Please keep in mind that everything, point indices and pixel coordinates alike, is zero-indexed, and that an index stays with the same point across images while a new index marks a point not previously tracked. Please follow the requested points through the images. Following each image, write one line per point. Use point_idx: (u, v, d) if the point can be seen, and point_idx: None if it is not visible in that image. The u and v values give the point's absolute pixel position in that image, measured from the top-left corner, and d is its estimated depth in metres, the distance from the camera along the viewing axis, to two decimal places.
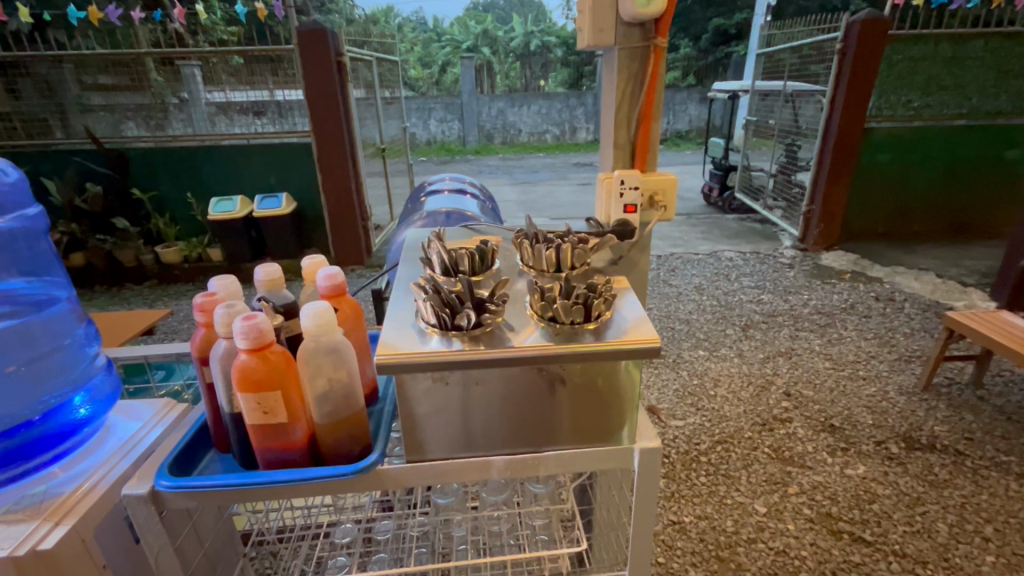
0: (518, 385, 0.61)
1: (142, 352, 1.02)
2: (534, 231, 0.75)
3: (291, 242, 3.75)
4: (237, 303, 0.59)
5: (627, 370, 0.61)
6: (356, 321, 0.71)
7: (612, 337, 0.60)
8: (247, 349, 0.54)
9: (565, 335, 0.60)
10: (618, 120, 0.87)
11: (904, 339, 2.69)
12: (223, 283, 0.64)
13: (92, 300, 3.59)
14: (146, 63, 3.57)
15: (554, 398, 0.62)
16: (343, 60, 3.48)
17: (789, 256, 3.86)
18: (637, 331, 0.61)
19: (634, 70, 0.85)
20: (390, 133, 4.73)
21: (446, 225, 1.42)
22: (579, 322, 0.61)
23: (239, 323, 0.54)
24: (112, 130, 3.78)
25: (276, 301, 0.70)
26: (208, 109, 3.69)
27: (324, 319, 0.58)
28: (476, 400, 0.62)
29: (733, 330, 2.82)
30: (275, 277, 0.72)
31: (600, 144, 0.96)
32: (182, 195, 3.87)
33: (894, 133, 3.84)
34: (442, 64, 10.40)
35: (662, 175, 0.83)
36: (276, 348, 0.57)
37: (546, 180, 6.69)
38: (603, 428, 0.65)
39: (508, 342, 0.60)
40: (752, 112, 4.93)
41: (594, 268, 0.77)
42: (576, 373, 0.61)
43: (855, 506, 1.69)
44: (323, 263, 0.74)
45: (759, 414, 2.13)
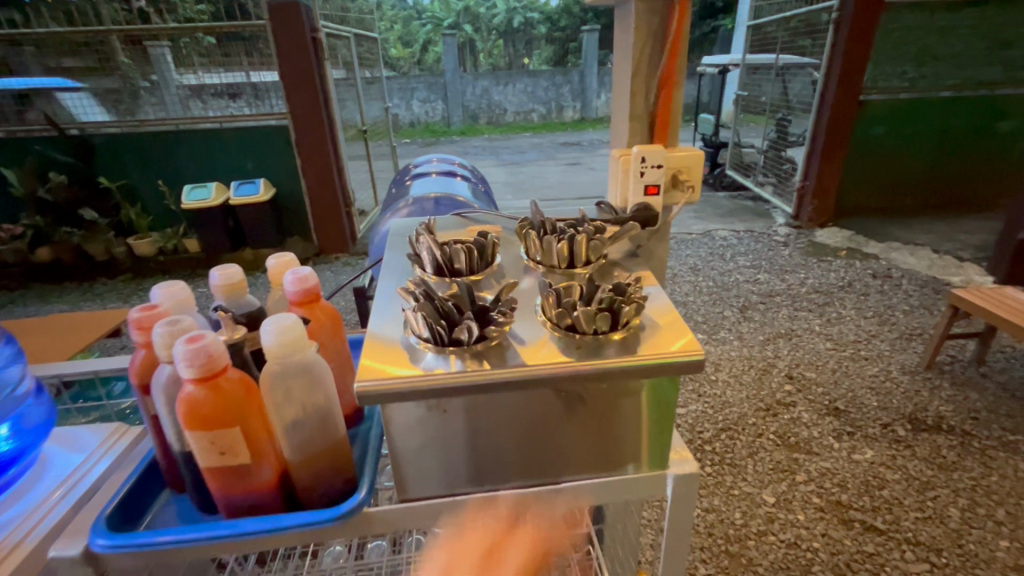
0: (529, 409, 0.52)
1: (97, 365, 0.92)
2: (540, 220, 0.65)
3: (270, 230, 3.58)
4: (181, 317, 0.48)
5: (657, 390, 0.52)
6: (333, 331, 0.60)
7: (643, 349, 0.50)
8: (193, 378, 0.44)
9: (584, 349, 0.51)
10: (636, 84, 0.76)
11: (904, 317, 2.65)
12: (168, 292, 0.54)
13: (62, 296, 3.40)
14: (112, 44, 3.40)
15: (569, 421, 0.53)
16: (318, 36, 3.27)
17: (783, 234, 3.79)
18: (672, 343, 0.51)
19: (654, 28, 0.74)
20: (372, 114, 4.54)
21: (436, 213, 1.31)
22: (602, 331, 0.51)
23: (181, 346, 0.43)
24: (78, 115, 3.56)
25: (237, 311, 0.60)
26: (181, 92, 3.51)
27: (293, 335, 0.48)
28: (477, 433, 0.52)
29: (731, 312, 2.75)
30: (236, 279, 0.61)
31: (612, 112, 0.85)
32: (153, 184, 3.67)
33: (889, 105, 3.76)
34: (424, 42, 10.10)
35: (690, 150, 0.71)
36: (231, 372, 0.47)
37: (533, 160, 6.53)
38: (627, 450, 0.55)
39: (514, 359, 0.50)
40: (742, 87, 4.83)
41: (612, 262, 0.66)
42: (601, 394, 0.52)
43: (864, 493, 1.64)
44: (290, 262, 0.63)
45: (762, 399, 2.07)
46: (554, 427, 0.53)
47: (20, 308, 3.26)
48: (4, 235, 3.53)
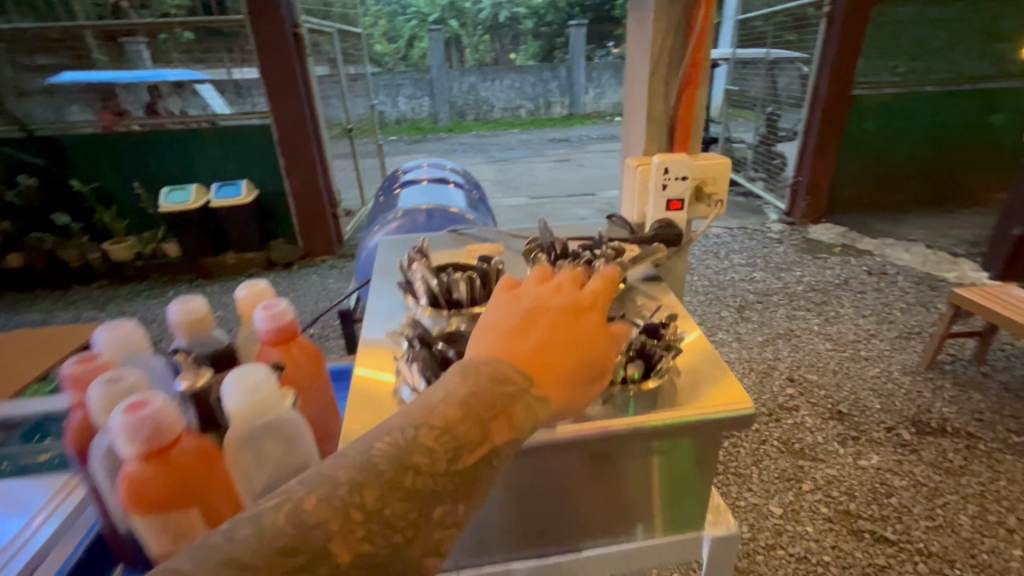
0: (582, 485, 0.57)
1: (41, 406, 0.89)
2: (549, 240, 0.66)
3: (253, 233, 3.46)
4: (125, 375, 0.52)
5: (693, 446, 0.56)
6: (309, 366, 0.65)
7: (682, 400, 0.55)
8: (138, 454, 0.46)
9: (620, 407, 0.55)
10: (654, 86, 0.78)
11: (902, 315, 2.62)
12: (120, 337, 0.63)
13: (33, 305, 3.24)
14: (87, 41, 3.34)
15: (596, 483, 0.57)
16: (300, 31, 3.14)
17: (777, 230, 3.75)
18: (707, 398, 0.55)
19: (674, 45, 0.76)
20: (357, 112, 4.42)
21: (428, 227, 1.23)
22: (636, 381, 0.56)
23: (115, 421, 0.45)
24: (55, 115, 3.45)
25: (199, 345, 0.66)
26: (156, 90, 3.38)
27: (245, 394, 0.51)
28: (498, 350, 0.47)
29: (728, 313, 2.70)
30: (198, 317, 0.66)
31: (628, 116, 0.87)
32: (129, 186, 3.52)
33: (881, 100, 3.74)
34: (409, 38, 9.91)
35: (709, 159, 0.75)
36: (185, 441, 0.49)
37: (522, 157, 6.43)
38: (639, 516, 0.61)
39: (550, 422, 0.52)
40: (731, 82, 4.78)
41: (634, 283, 0.69)
42: (650, 472, 0.57)
43: (873, 501, 1.60)
44: (256, 298, 0.69)
45: (764, 404, 2.02)
46: (565, 376, 0.47)
47: None
48: None
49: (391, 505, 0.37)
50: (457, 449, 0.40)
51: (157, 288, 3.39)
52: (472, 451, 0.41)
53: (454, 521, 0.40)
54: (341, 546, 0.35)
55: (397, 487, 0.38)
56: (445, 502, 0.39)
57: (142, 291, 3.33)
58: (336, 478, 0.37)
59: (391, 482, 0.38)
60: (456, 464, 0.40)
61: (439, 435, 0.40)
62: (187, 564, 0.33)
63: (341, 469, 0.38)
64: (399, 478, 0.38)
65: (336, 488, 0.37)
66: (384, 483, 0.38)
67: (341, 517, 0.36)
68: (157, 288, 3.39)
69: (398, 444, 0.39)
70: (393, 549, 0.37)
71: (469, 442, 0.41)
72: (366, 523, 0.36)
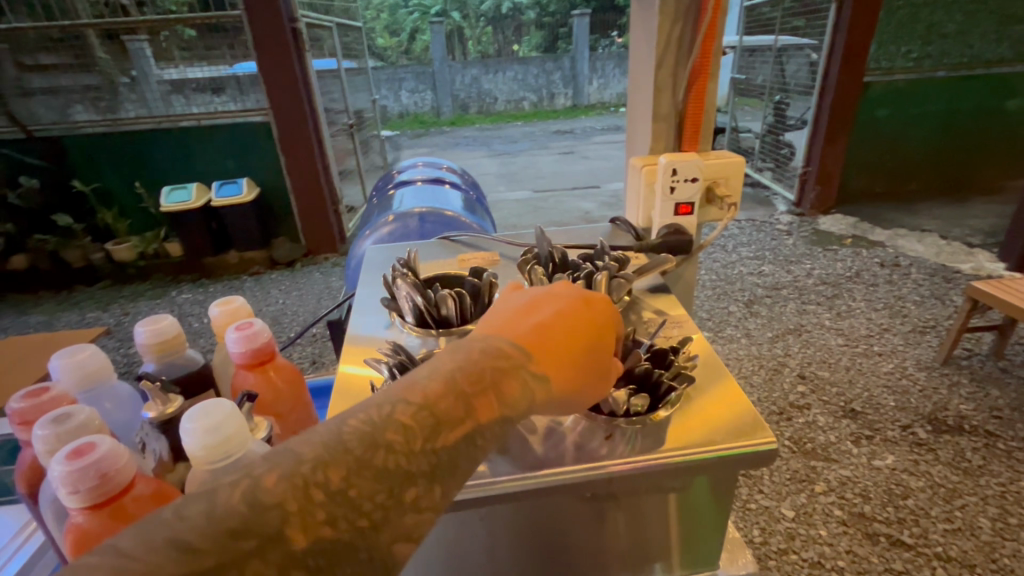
0: (580, 519, 0.53)
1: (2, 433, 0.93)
2: (548, 252, 0.65)
3: (255, 232, 3.43)
4: (75, 414, 0.51)
5: (708, 483, 0.52)
6: (281, 385, 0.67)
7: (694, 436, 0.50)
8: (85, 505, 0.43)
9: (625, 442, 0.50)
10: (661, 80, 0.74)
11: (916, 308, 2.55)
12: (81, 364, 0.64)
13: (37, 307, 3.24)
14: (89, 39, 3.15)
15: (603, 522, 0.54)
16: (298, 26, 3.07)
17: (786, 222, 3.67)
18: (725, 432, 0.50)
19: (683, 31, 0.71)
20: (358, 106, 4.36)
21: (421, 233, 1.20)
22: (642, 414, 0.51)
23: (56, 471, 0.42)
24: (60, 114, 3.35)
25: (168, 369, 0.69)
26: (161, 87, 3.30)
27: (204, 432, 0.47)
28: (494, 331, 0.46)
29: (736, 308, 2.64)
30: (165, 341, 0.70)
31: (632, 116, 0.84)
32: (130, 186, 3.49)
33: (893, 86, 3.64)
34: (411, 30, 9.80)
35: (722, 158, 0.74)
36: (139, 486, 0.46)
37: (526, 150, 6.36)
38: (654, 555, 0.57)
39: (549, 461, 0.49)
40: (738, 70, 4.67)
41: (641, 292, 0.69)
42: (653, 505, 0.53)
43: (888, 504, 1.55)
44: (227, 319, 0.71)
45: (775, 402, 1.97)
46: (563, 364, 0.45)
47: None
48: None
49: (359, 482, 0.32)
50: (441, 420, 0.37)
51: (160, 288, 3.38)
52: (454, 428, 0.37)
53: (427, 509, 0.34)
54: (296, 529, 0.30)
55: (365, 465, 0.33)
56: (419, 485, 0.34)
57: (144, 291, 3.32)
58: (299, 454, 0.33)
59: (359, 461, 0.33)
60: (433, 442, 0.36)
61: (418, 412, 0.37)
62: (125, 540, 0.27)
63: (309, 446, 0.33)
64: (369, 456, 0.33)
65: (297, 465, 0.32)
66: (352, 461, 0.33)
67: (298, 495, 0.31)
68: (160, 288, 3.38)
69: (373, 420, 0.35)
70: (356, 534, 0.31)
71: (452, 419, 0.37)
72: (323, 505, 0.31)
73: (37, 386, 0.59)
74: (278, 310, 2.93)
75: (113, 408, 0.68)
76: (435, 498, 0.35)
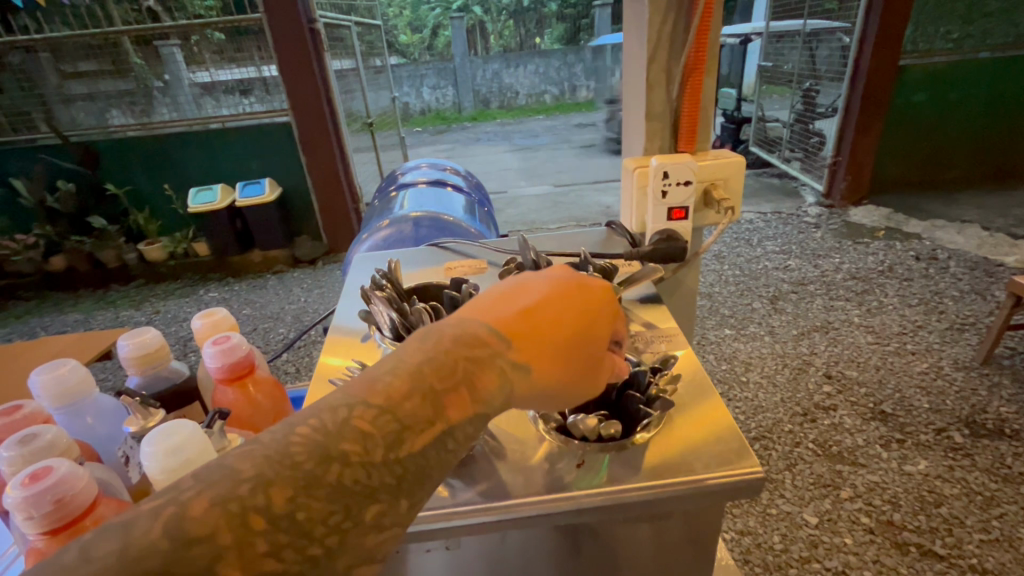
0: (554, 551, 0.51)
1: None
2: (533, 261, 0.66)
3: (278, 231, 3.49)
4: (41, 434, 0.54)
5: (688, 513, 0.50)
6: (257, 397, 0.69)
7: (679, 466, 0.48)
8: (42, 532, 0.44)
9: (597, 469, 0.48)
10: (654, 75, 0.73)
11: (954, 304, 2.42)
12: (61, 377, 0.67)
13: (75, 306, 3.37)
14: (124, 44, 3.27)
15: (585, 554, 0.51)
16: (316, 26, 3.09)
17: (814, 214, 3.53)
18: (705, 459, 0.48)
19: (679, 25, 0.70)
20: (378, 104, 4.39)
21: (417, 237, 1.19)
22: (618, 438, 0.49)
23: (12, 497, 0.43)
24: (96, 119, 3.46)
25: (149, 383, 0.73)
26: (193, 91, 3.38)
27: (162, 453, 0.48)
28: (469, 315, 0.43)
29: (760, 304, 2.55)
30: (145, 354, 0.72)
31: (628, 114, 0.82)
32: (160, 188, 3.60)
33: (931, 69, 3.47)
34: (433, 26, 9.78)
35: (721, 160, 0.75)
36: (101, 507, 0.47)
37: (546, 144, 6.30)
38: None
39: (515, 489, 0.47)
40: (764, 57, 4.50)
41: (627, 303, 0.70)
42: (633, 536, 0.51)
43: (920, 511, 1.48)
44: (208, 332, 0.75)
45: (799, 403, 1.89)
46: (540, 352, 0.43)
47: (34, 319, 3.24)
48: (18, 245, 3.52)
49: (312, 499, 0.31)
50: (406, 424, 0.35)
51: (188, 287, 3.47)
52: (422, 432, 0.36)
53: (393, 523, 0.34)
54: (233, 564, 0.28)
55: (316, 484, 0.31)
56: (381, 501, 0.33)
57: (174, 290, 3.42)
58: (238, 474, 0.31)
59: (309, 480, 0.31)
60: (397, 451, 0.34)
61: (379, 416, 0.35)
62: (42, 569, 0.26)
63: (249, 462, 0.31)
64: (320, 473, 0.32)
65: (235, 485, 0.30)
66: (301, 480, 0.31)
67: (233, 522, 0.29)
68: (188, 287, 3.47)
69: (327, 429, 0.33)
70: (307, 563, 0.30)
71: (417, 423, 0.36)
72: (266, 533, 0.30)
73: (10, 404, 0.64)
74: (300, 308, 2.98)
75: (94, 422, 0.69)
76: (401, 515, 0.33)
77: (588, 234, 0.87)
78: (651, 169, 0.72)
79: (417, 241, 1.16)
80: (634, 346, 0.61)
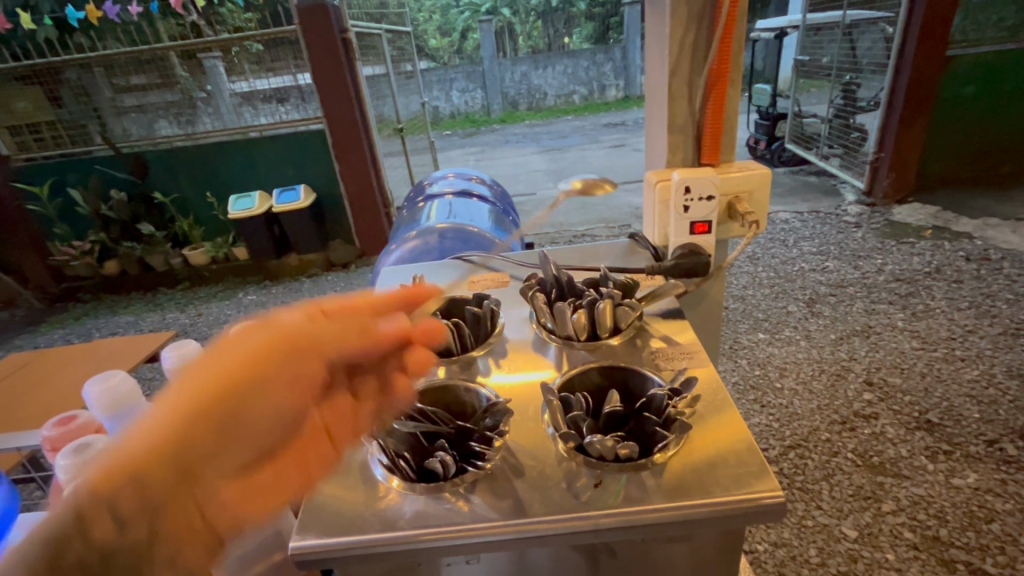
0: (572, 568, 0.51)
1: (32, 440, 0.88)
2: (554, 276, 0.69)
3: (312, 236, 3.58)
4: (92, 444, 0.58)
5: (708, 536, 0.49)
6: None
7: (696, 487, 0.47)
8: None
9: (613, 489, 0.48)
10: (676, 88, 0.72)
11: (1008, 307, 2.29)
12: (113, 387, 0.71)
13: (127, 308, 3.56)
14: (171, 59, 3.42)
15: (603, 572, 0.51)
16: (348, 36, 3.16)
17: (855, 212, 3.39)
18: (724, 482, 0.47)
19: (704, 35, 0.69)
20: (409, 110, 4.46)
21: (442, 249, 1.21)
22: (633, 459, 0.49)
23: None
24: (146, 130, 3.65)
25: None
26: (233, 100, 3.51)
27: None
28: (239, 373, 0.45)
29: (797, 307, 2.47)
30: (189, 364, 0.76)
31: (651, 125, 0.82)
32: (203, 196, 3.76)
33: (983, 59, 3.30)
34: (463, 30, 9.85)
35: (746, 172, 0.74)
36: None
37: (575, 145, 6.27)
38: None
39: (532, 509, 0.47)
40: (801, 51, 4.34)
41: (646, 319, 0.69)
42: (649, 555, 0.50)
43: (969, 528, 1.41)
44: None
45: (837, 411, 1.83)
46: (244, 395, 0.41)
47: (90, 321, 3.43)
48: (76, 251, 3.73)
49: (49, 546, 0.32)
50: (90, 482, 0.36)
51: (229, 291, 3.61)
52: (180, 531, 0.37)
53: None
54: None
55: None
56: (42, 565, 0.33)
57: (217, 294, 3.57)
58: None
59: None
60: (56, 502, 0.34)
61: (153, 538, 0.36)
62: None
63: None
64: None
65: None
66: None
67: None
68: (229, 290, 3.61)
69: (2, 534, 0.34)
70: None
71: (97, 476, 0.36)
72: None
73: (66, 415, 0.71)
74: None
75: None
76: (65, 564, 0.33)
77: (607, 246, 0.85)
78: (673, 184, 0.72)
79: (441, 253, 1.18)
80: (655, 362, 0.61)
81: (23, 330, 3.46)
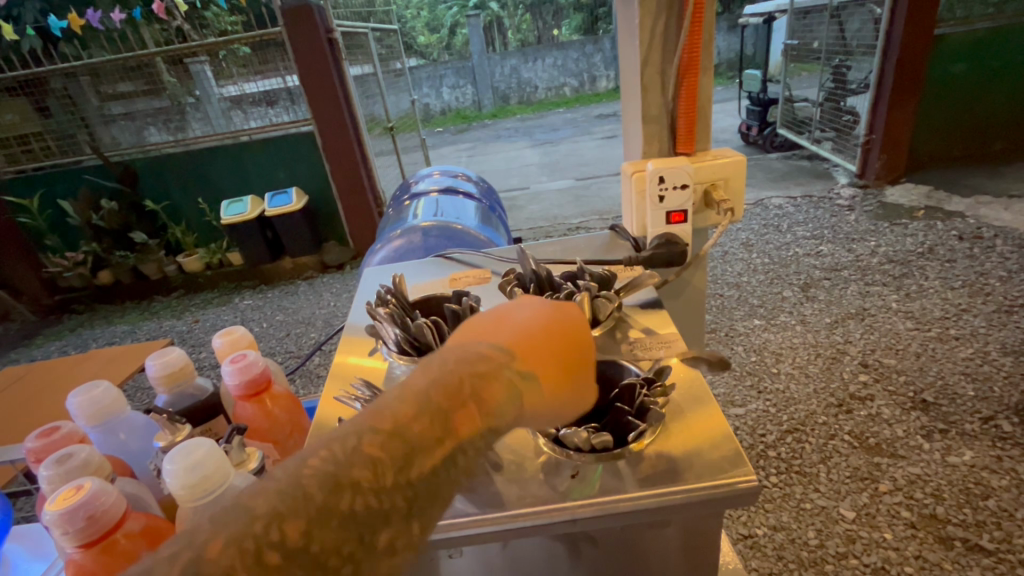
0: (547, 556, 0.51)
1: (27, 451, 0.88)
2: (533, 271, 0.68)
3: (305, 238, 3.57)
4: (75, 453, 0.58)
5: (684, 521, 0.49)
6: (283, 411, 0.74)
7: (674, 478, 0.47)
8: (78, 545, 0.48)
9: (590, 479, 0.49)
10: (649, 78, 0.72)
11: (1001, 285, 2.29)
12: (94, 398, 0.71)
13: (123, 317, 3.56)
14: (158, 65, 3.38)
15: (581, 560, 0.51)
16: (334, 36, 3.15)
17: (847, 195, 3.39)
18: (699, 469, 0.48)
19: (674, 24, 0.69)
20: (399, 108, 4.43)
21: (427, 248, 1.21)
22: (612, 448, 0.49)
23: (47, 517, 0.46)
24: (136, 138, 3.63)
25: (176, 398, 0.77)
26: (222, 105, 3.48)
27: (182, 471, 0.51)
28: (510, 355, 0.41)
29: (791, 292, 2.47)
30: (172, 371, 0.77)
31: (627, 117, 0.82)
32: (194, 202, 3.74)
33: (972, 37, 3.30)
34: (451, 25, 9.74)
35: (721, 160, 0.74)
36: (130, 523, 0.51)
37: (568, 137, 6.24)
38: None
39: (509, 501, 0.48)
40: (790, 35, 4.31)
41: (625, 311, 0.70)
42: (619, 542, 0.50)
43: (965, 504, 1.42)
44: (227, 349, 0.79)
45: (833, 394, 1.83)
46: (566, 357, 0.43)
47: (87, 332, 3.42)
48: (69, 262, 3.71)
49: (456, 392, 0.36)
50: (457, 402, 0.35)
51: (225, 296, 3.61)
52: (432, 451, 0.33)
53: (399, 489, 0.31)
54: None
55: (315, 514, 0.29)
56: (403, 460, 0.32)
57: (213, 300, 3.56)
58: (252, 511, 0.29)
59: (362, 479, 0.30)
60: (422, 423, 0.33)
61: (386, 443, 0.32)
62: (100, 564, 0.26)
63: (262, 498, 0.29)
64: (331, 502, 0.29)
65: (249, 524, 0.28)
66: (315, 508, 0.29)
67: (248, 562, 0.27)
68: (225, 296, 3.61)
69: (336, 458, 0.31)
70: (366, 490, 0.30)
71: (427, 442, 0.33)
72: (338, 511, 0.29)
73: (49, 426, 0.69)
74: (330, 312, 3.07)
75: (127, 438, 0.73)
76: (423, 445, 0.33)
77: (586, 240, 0.86)
78: (648, 174, 0.72)
79: (426, 252, 1.18)
80: (633, 353, 0.61)
81: (19, 344, 3.45)
